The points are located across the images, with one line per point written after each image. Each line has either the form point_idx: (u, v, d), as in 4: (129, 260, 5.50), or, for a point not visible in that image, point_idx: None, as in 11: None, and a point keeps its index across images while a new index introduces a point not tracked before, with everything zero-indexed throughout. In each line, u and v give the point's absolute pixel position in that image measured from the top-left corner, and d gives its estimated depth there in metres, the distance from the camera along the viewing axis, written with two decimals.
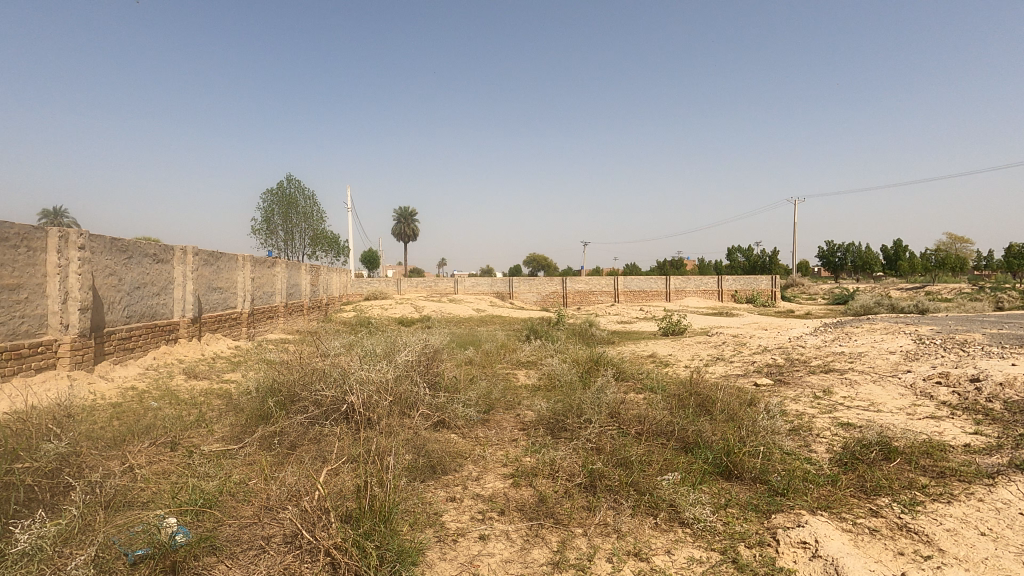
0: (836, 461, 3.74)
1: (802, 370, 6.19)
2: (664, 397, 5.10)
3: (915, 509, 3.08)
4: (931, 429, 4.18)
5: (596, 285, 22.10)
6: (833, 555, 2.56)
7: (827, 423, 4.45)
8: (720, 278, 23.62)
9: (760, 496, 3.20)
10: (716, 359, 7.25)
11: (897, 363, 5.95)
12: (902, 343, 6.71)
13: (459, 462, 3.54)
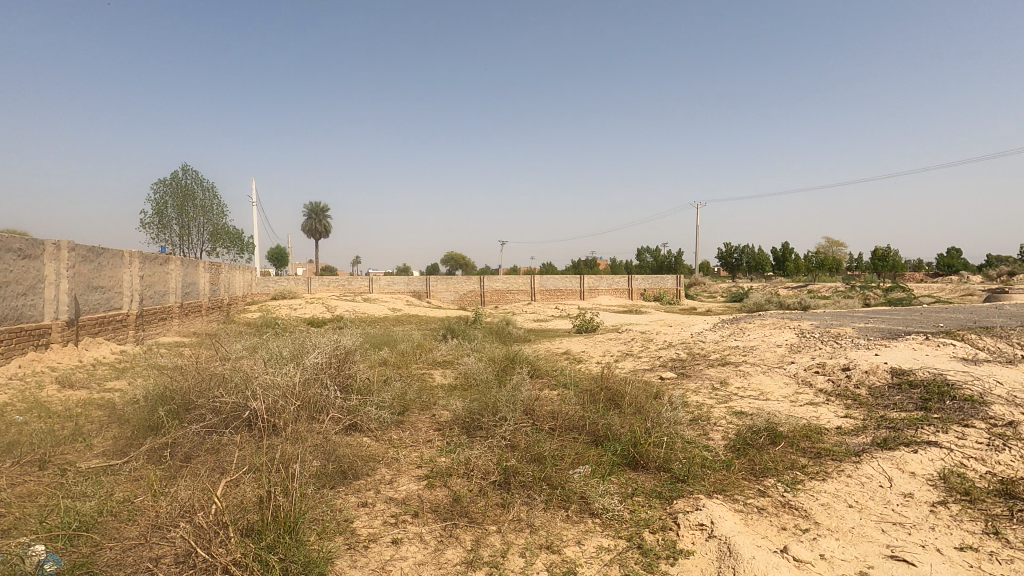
0: (730, 447, 4.05)
1: (702, 363, 6.63)
2: (577, 392, 5.27)
3: (796, 487, 3.40)
4: (810, 415, 4.64)
5: (513, 284, 22.38)
6: (726, 534, 2.77)
7: (723, 412, 4.80)
8: (630, 278, 24.75)
9: (663, 483, 3.39)
10: (626, 355, 7.59)
11: (783, 355, 6.53)
12: (787, 337, 7.38)
13: (372, 466, 3.45)
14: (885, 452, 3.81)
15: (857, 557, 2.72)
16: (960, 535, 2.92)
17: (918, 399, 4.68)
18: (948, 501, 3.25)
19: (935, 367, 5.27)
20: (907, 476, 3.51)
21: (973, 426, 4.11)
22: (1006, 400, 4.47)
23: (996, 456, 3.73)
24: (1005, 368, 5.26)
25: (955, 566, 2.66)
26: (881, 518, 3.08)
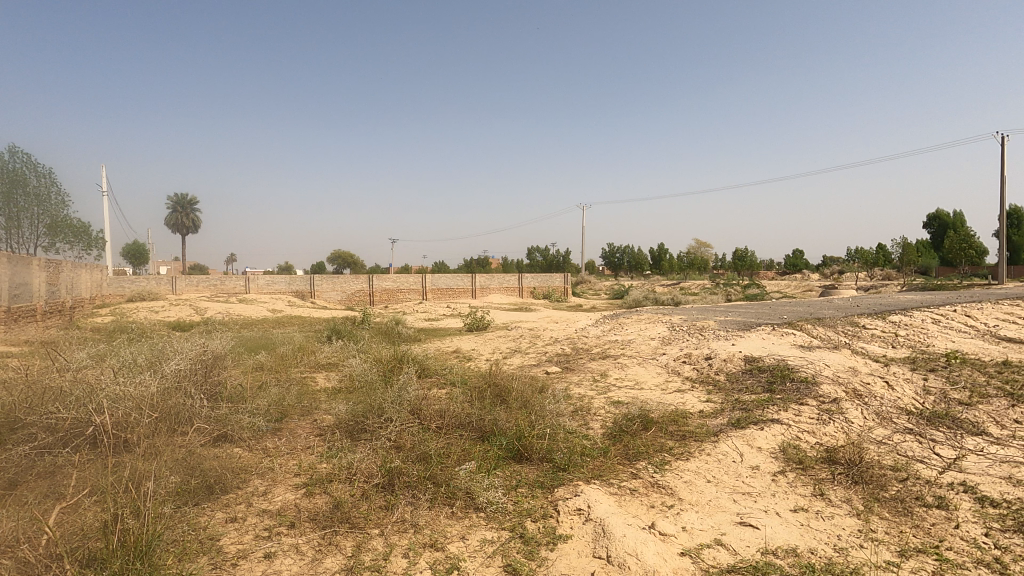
0: (608, 434, 4.31)
1: (585, 357, 6.98)
2: (465, 390, 5.31)
3: (664, 468, 3.71)
4: (678, 401, 5.07)
5: (404, 283, 21.96)
6: (601, 517, 2.95)
7: (602, 403, 5.10)
8: (521, 277, 25.36)
9: (546, 474, 3.53)
10: (514, 352, 7.77)
11: (656, 347, 7.07)
12: (660, 330, 8.00)
13: (244, 478, 3.22)
14: (738, 431, 4.28)
15: (713, 527, 3.03)
16: (794, 498, 3.37)
17: (766, 382, 5.31)
18: (786, 470, 3.73)
19: (779, 354, 6.02)
20: (755, 451, 3.97)
21: (806, 404, 4.75)
22: (832, 380, 5.22)
23: (823, 428, 4.34)
24: (832, 353, 6.14)
25: (790, 526, 3.06)
26: (733, 490, 3.46)
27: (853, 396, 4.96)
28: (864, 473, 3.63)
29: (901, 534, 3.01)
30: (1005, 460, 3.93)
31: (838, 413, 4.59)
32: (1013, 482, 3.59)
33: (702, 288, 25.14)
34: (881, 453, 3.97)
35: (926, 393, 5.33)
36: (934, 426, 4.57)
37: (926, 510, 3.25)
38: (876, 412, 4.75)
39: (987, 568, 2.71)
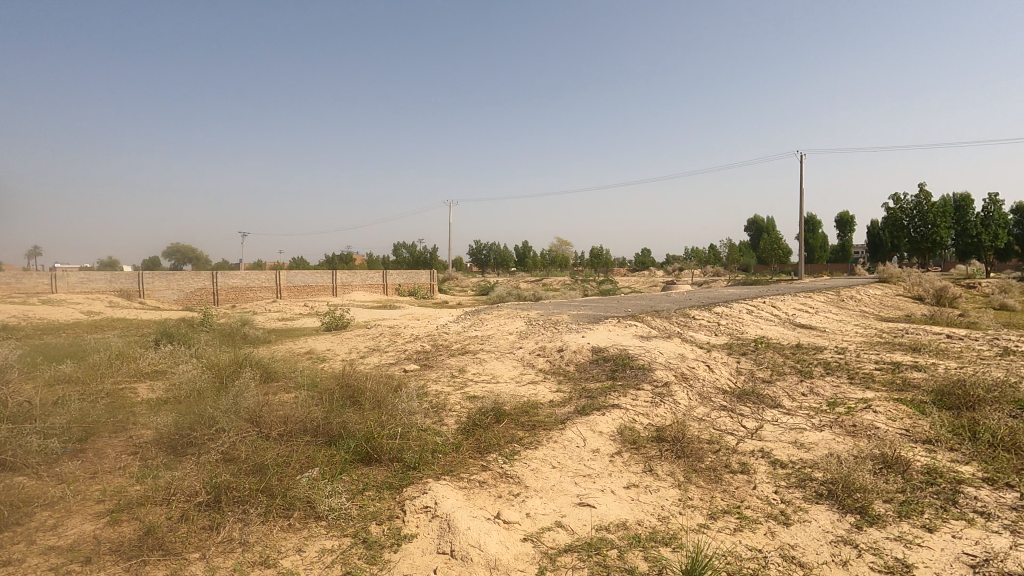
0: (461, 429, 4.35)
1: (444, 354, 6.98)
2: (314, 393, 5.01)
3: (513, 458, 3.83)
4: (530, 393, 5.28)
5: (255, 280, 20.24)
6: (448, 512, 2.97)
7: (458, 398, 5.13)
8: (385, 273, 24.74)
9: (394, 474, 3.46)
10: (372, 351, 7.53)
11: (513, 341, 7.29)
12: (518, 324, 8.27)
13: (26, 512, 2.71)
14: (583, 417, 4.56)
15: (555, 510, 3.19)
16: (627, 476, 3.68)
17: (609, 370, 5.74)
18: (622, 451, 4.06)
19: (622, 344, 6.54)
20: (597, 435, 4.26)
21: (642, 388, 5.23)
22: (664, 366, 5.80)
23: (655, 410, 4.81)
24: (666, 342, 6.82)
25: (622, 502, 3.33)
26: (576, 473, 3.68)
27: (681, 380, 5.56)
28: (686, 447, 4.08)
29: (712, 498, 3.43)
30: (793, 427, 4.68)
31: (668, 396, 5.12)
32: (797, 445, 4.29)
33: (563, 283, 26.59)
34: (700, 429, 4.50)
35: (738, 374, 6.16)
36: (743, 402, 5.29)
37: (731, 476, 3.74)
38: (698, 392, 5.38)
39: (774, 520, 3.20)
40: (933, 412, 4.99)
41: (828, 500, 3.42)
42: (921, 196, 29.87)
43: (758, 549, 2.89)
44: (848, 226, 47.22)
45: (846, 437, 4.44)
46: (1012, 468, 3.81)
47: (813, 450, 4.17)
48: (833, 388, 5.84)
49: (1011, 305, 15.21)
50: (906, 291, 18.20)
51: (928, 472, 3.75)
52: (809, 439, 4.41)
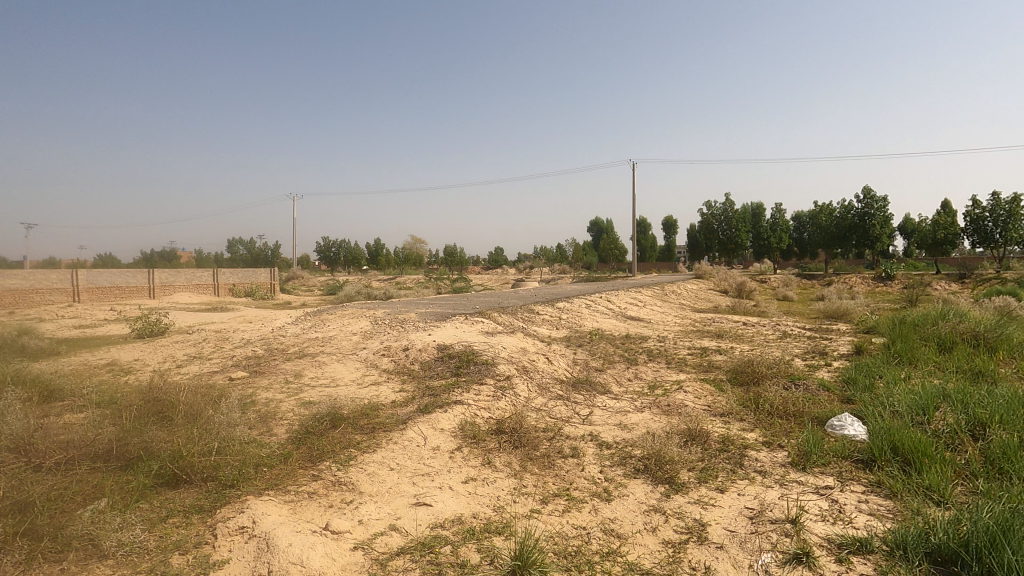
0: (292, 438, 4.04)
1: (278, 358, 6.44)
2: (111, 410, 4.30)
3: (348, 464, 3.65)
4: (372, 394, 5.09)
5: (41, 281, 16.87)
6: (267, 530, 2.72)
7: (291, 405, 4.76)
8: (216, 272, 22.25)
9: (207, 496, 3.10)
10: (192, 359, 6.69)
11: (357, 342, 6.98)
12: (363, 324, 7.95)
13: None
14: (424, 415, 4.50)
15: (389, 514, 3.09)
16: (466, 470, 3.71)
17: (453, 367, 5.77)
18: (462, 446, 4.09)
19: (467, 340, 6.62)
20: (437, 432, 4.24)
21: (485, 383, 5.33)
22: (507, 360, 5.99)
23: (496, 404, 4.93)
24: (510, 337, 7.06)
25: (459, 497, 3.34)
26: (414, 473, 3.62)
27: (521, 372, 5.79)
28: (523, 437, 4.24)
29: (544, 484, 3.60)
30: (618, 411, 5.12)
31: (509, 389, 5.29)
32: (621, 427, 4.70)
33: (416, 282, 26.26)
34: (537, 419, 4.71)
35: (574, 364, 6.58)
36: (577, 390, 5.67)
37: (563, 461, 3.97)
38: (537, 383, 5.64)
39: (598, 497, 3.45)
40: (729, 389, 5.81)
41: (644, 474, 3.79)
42: (727, 203, 34.81)
43: (582, 526, 3.09)
44: (672, 229, 53.29)
45: (661, 416, 4.98)
46: (782, 431, 4.58)
47: (634, 430, 4.60)
48: (653, 373, 6.51)
49: (789, 296, 18.39)
50: (715, 285, 21.05)
51: (722, 441, 4.34)
52: (632, 420, 4.86)
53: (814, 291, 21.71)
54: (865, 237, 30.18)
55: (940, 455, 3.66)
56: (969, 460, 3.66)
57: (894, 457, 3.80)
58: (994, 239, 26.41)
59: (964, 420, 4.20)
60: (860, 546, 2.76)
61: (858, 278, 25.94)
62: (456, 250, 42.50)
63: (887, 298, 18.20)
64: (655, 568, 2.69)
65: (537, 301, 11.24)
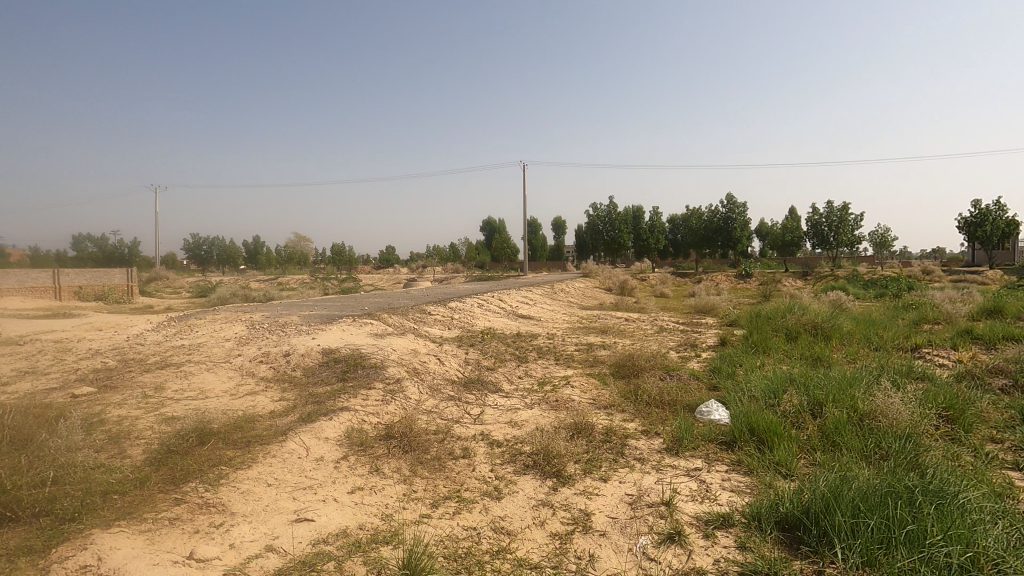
0: (150, 460, 3.60)
1: (134, 370, 5.73)
2: None
3: (217, 483, 3.33)
4: (247, 404, 4.70)
5: None
6: (117, 567, 2.40)
7: (149, 422, 4.25)
8: (57, 272, 19.35)
9: (39, 534, 2.66)
10: (22, 374, 5.74)
11: (230, 348, 6.41)
12: (237, 329, 7.33)
13: None
14: (307, 424, 4.24)
15: (264, 534, 2.86)
16: (352, 480, 3.55)
17: (339, 371, 5.50)
18: (348, 455, 3.91)
19: (355, 343, 6.35)
20: (321, 442, 4.01)
21: (373, 387, 5.15)
22: (397, 363, 5.83)
23: (385, 408, 4.78)
24: (400, 338, 6.89)
25: (344, 508, 3.18)
26: (294, 487, 3.39)
27: (412, 374, 5.67)
28: (413, 441, 4.15)
29: (434, 488, 3.55)
30: (509, 409, 5.20)
31: (399, 392, 5.15)
32: (512, 425, 4.77)
33: (300, 282, 24.78)
34: (428, 422, 4.64)
35: (466, 364, 6.58)
36: (468, 390, 5.67)
37: (454, 462, 3.95)
38: (428, 385, 5.56)
39: (488, 496, 3.47)
40: (612, 382, 6.14)
41: (533, 469, 3.88)
42: (611, 204, 36.84)
43: (473, 527, 3.08)
44: (561, 229, 55.31)
45: (550, 411, 5.13)
46: (658, 419, 4.93)
47: (524, 427, 4.69)
48: (543, 370, 6.70)
49: (665, 293, 19.88)
50: (601, 282, 22.17)
51: (606, 432, 4.57)
52: (522, 418, 4.96)
53: (687, 288, 23.66)
54: (729, 238, 33.53)
55: (787, 433, 4.14)
56: (810, 436, 4.18)
57: (751, 437, 4.24)
58: (829, 241, 30.54)
59: (805, 401, 4.80)
60: (723, 521, 3.03)
61: (723, 275, 28.71)
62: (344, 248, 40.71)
63: (746, 293, 20.33)
64: (543, 561, 2.75)
65: (428, 300, 11.10)
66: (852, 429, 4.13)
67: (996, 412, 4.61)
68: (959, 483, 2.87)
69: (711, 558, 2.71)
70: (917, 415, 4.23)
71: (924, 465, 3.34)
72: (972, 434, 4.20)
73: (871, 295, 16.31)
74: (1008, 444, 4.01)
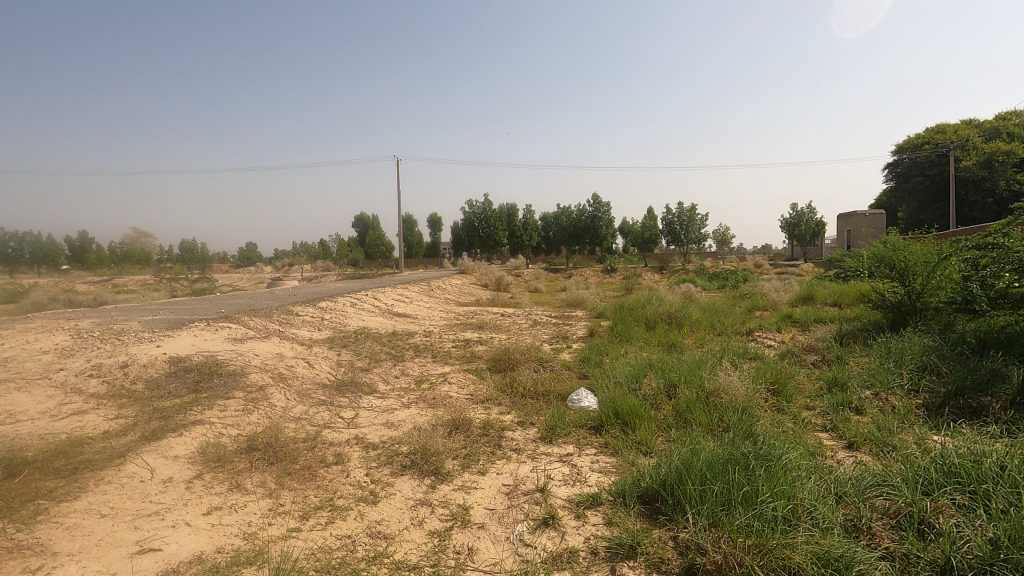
0: None
1: None
2: None
3: (33, 521, 2.82)
4: (72, 426, 4.03)
5: None
6: None
7: None
8: None
9: None
10: None
11: (48, 362, 5.45)
12: (58, 340, 6.26)
13: None
14: (150, 443, 3.75)
15: (97, 573, 2.48)
16: (208, 500, 3.21)
17: (191, 381, 4.94)
18: (203, 473, 3.53)
19: (209, 350, 5.75)
20: (169, 462, 3.58)
21: (232, 396, 4.70)
22: (259, 369, 5.39)
23: (247, 419, 4.40)
24: (264, 342, 6.37)
25: (198, 532, 2.87)
26: (135, 515, 2.98)
27: (277, 381, 5.28)
28: (279, 452, 3.87)
29: (304, 499, 3.34)
30: (385, 410, 5.06)
31: (262, 400, 4.77)
32: (388, 426, 4.65)
33: (141, 283, 21.89)
34: (296, 430, 4.35)
35: (338, 366, 6.28)
36: (341, 394, 5.42)
37: (326, 470, 3.75)
38: (296, 391, 5.21)
39: (364, 502, 3.34)
40: (489, 377, 6.24)
41: (411, 469, 3.81)
42: (486, 202, 37.38)
43: (347, 535, 2.94)
44: (437, 226, 54.97)
45: (428, 409, 5.08)
46: (533, 410, 5.11)
47: (401, 428, 4.60)
48: (420, 368, 6.61)
49: (538, 288, 20.66)
50: (477, 278, 22.43)
51: (483, 426, 4.64)
52: (398, 418, 4.85)
53: (558, 282, 24.81)
54: (596, 236, 35.81)
55: (647, 414, 4.52)
56: (666, 415, 4.61)
57: (617, 420, 4.56)
58: (681, 239, 33.85)
59: (662, 383, 5.27)
60: (592, 501, 3.23)
61: (591, 271, 30.57)
62: (196, 245, 36.69)
63: (611, 287, 21.88)
64: (421, 561, 2.71)
65: (294, 300, 10.42)
66: (700, 406, 4.62)
67: (809, 383, 5.44)
68: (783, 446, 3.33)
69: (582, 537, 2.88)
70: (751, 390, 4.86)
71: (756, 433, 3.84)
72: (793, 403, 4.91)
73: (713, 286, 18.40)
74: (818, 409, 4.75)
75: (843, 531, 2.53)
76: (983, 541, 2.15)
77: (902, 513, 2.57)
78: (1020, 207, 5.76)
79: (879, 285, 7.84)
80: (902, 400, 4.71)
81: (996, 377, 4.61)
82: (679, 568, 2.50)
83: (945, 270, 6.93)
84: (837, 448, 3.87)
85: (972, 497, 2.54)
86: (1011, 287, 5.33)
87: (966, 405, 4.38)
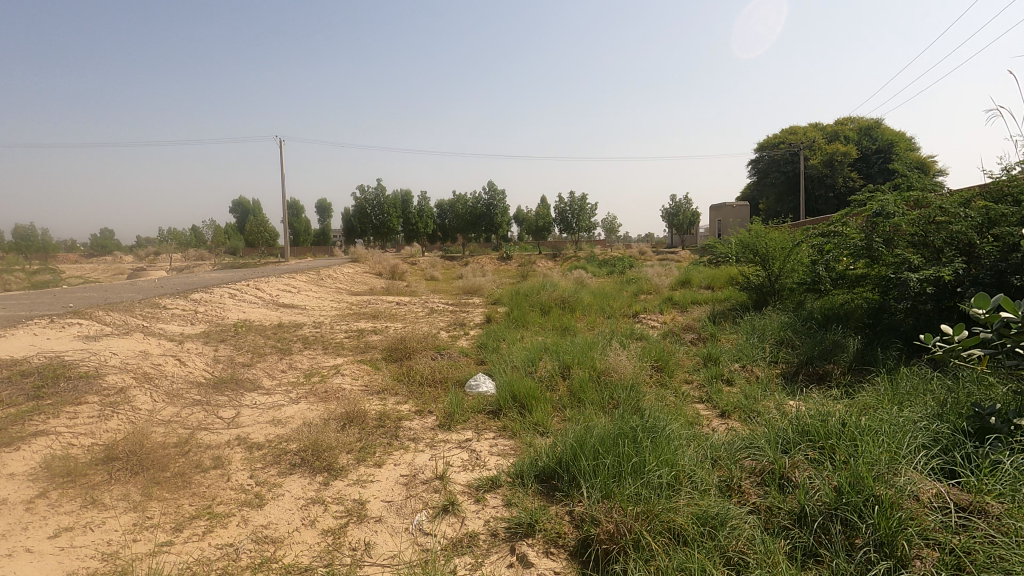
0: None
1: None
2: None
3: None
4: None
5: None
6: None
7: None
8: None
9: None
10: None
11: None
12: None
13: None
14: None
15: None
16: (55, 521, 2.79)
17: (29, 386, 4.25)
18: (48, 492, 3.06)
19: (53, 351, 4.98)
20: (3, 481, 3.06)
21: (84, 402, 4.12)
22: (118, 369, 4.78)
23: (104, 427, 3.88)
24: (124, 339, 5.66)
25: (43, 559, 2.48)
26: None
27: (141, 381, 4.71)
28: (145, 459, 3.46)
29: (176, 509, 3.01)
30: (271, 406, 4.73)
31: (123, 405, 4.23)
32: (274, 423, 4.35)
33: None
34: (166, 434, 3.92)
35: (215, 363, 5.75)
36: (219, 392, 4.97)
37: (203, 475, 3.42)
38: (165, 392, 4.70)
39: (248, 506, 3.09)
40: (384, 367, 6.07)
41: (300, 467, 3.59)
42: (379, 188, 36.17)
43: (228, 544, 2.70)
44: (325, 212, 52.31)
45: (318, 404, 4.82)
46: (431, 398, 5.05)
47: (288, 425, 4.32)
48: (309, 361, 6.26)
49: (434, 276, 20.49)
50: (371, 266, 21.73)
51: (379, 417, 4.49)
52: (286, 415, 4.55)
53: (455, 270, 24.73)
54: (492, 224, 36.17)
55: (543, 396, 4.65)
56: (561, 395, 4.78)
57: (514, 403, 4.64)
58: (572, 228, 35.16)
59: (557, 365, 5.45)
60: (491, 483, 3.26)
61: (486, 258, 30.79)
62: (34, 231, 31.54)
63: (507, 274, 22.18)
64: (314, 562, 2.57)
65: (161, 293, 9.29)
66: (592, 385, 4.85)
67: (688, 359, 5.92)
68: (665, 418, 3.57)
69: (482, 520, 2.90)
70: (637, 368, 5.18)
71: (643, 407, 4.11)
72: (674, 377, 5.31)
73: (602, 273, 19.21)
74: (695, 382, 5.18)
75: (718, 491, 2.77)
76: (829, 489, 2.43)
77: (766, 471, 2.86)
78: (854, 199, 6.61)
79: (746, 269, 8.70)
80: (764, 370, 5.27)
81: (837, 347, 5.32)
82: (576, 541, 2.60)
83: (798, 255, 7.84)
84: (711, 417, 4.23)
85: (820, 451, 2.89)
86: (848, 269, 6.15)
87: (814, 372, 5.02)
